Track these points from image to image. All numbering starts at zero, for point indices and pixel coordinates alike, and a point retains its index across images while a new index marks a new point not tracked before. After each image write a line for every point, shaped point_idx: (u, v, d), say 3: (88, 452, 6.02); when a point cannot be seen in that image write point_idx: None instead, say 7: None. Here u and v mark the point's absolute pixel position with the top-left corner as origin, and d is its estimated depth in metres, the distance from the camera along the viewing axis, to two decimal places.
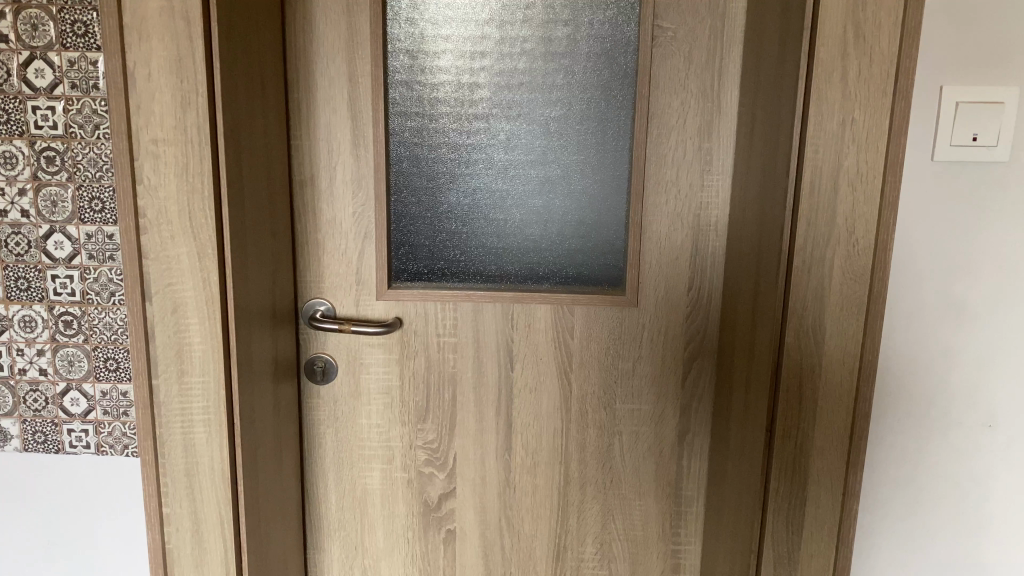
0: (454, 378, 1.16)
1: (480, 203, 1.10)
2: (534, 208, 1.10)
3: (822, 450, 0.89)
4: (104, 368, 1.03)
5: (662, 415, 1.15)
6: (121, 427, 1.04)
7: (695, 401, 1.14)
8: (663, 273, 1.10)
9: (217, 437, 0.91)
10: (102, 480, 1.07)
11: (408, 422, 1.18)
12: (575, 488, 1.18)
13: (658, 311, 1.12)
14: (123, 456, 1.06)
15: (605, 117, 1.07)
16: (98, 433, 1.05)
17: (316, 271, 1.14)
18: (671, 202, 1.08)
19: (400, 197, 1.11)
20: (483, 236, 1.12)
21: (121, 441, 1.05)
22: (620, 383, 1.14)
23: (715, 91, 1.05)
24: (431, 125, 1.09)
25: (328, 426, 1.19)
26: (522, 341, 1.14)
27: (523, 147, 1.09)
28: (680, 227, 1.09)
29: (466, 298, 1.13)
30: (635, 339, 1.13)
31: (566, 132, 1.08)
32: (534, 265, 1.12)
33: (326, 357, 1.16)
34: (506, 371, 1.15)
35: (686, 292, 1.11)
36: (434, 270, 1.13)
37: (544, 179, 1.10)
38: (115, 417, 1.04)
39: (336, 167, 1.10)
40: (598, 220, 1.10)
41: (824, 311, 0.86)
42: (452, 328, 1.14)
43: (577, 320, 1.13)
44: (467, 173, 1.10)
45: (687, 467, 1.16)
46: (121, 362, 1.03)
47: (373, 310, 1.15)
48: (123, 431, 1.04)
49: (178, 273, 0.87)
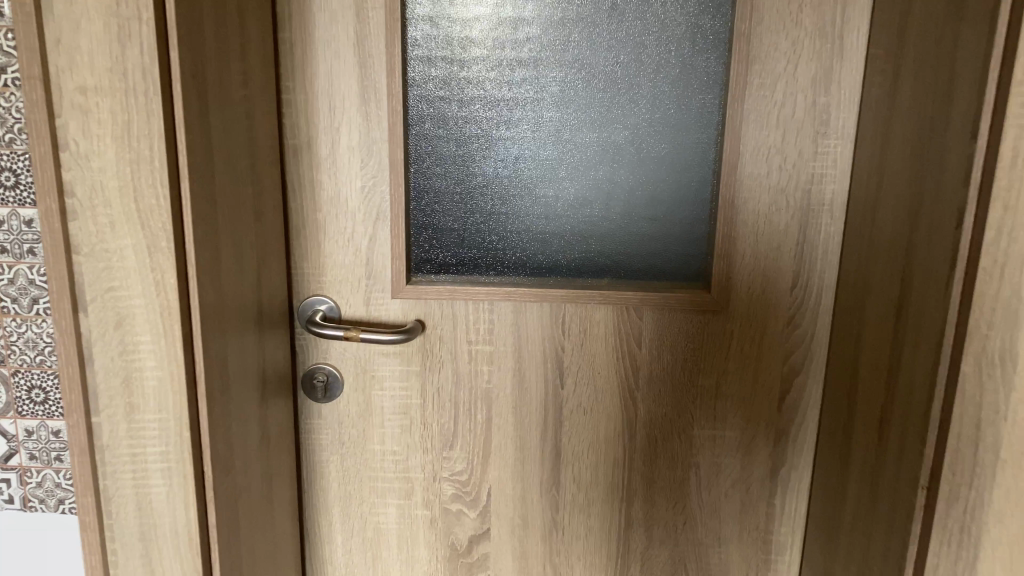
0: (489, 396, 0.92)
1: (523, 175, 0.87)
2: (593, 181, 0.87)
3: (1000, 518, 0.64)
4: (28, 402, 0.91)
5: (752, 444, 0.91)
6: (53, 476, 0.93)
7: (795, 429, 0.90)
8: (760, 267, 0.86)
9: (181, 490, 0.68)
10: (50, 551, 0.93)
11: (432, 449, 0.95)
12: (637, 531, 0.95)
13: (750, 314, 0.88)
14: (56, 511, 0.94)
15: (689, 64, 0.83)
16: (24, 484, 0.93)
17: (315, 262, 0.90)
18: (771, 177, 0.84)
19: (422, 167, 0.88)
20: (526, 219, 0.88)
21: (54, 494, 0.93)
22: (700, 405, 0.91)
23: (836, 30, 0.80)
24: (462, 73, 0.85)
25: (331, 454, 0.96)
26: (575, 350, 0.90)
27: (580, 103, 0.85)
28: (784, 208, 0.84)
29: (505, 297, 0.89)
30: (721, 349, 0.89)
31: (638, 83, 0.84)
32: (593, 254, 0.89)
33: (329, 369, 0.93)
34: (554, 389, 0.91)
35: (787, 292, 0.87)
36: (465, 261, 0.90)
37: (606, 144, 0.86)
38: (44, 464, 0.92)
39: (339, 129, 0.86)
40: (676, 198, 0.86)
41: (1018, 329, 0.60)
42: (487, 334, 0.90)
43: (646, 325, 0.89)
44: (508, 136, 0.86)
45: (781, 509, 0.93)
46: (48, 394, 0.90)
47: (386, 312, 0.91)
48: (56, 482, 0.93)
49: (122, 273, 0.63)
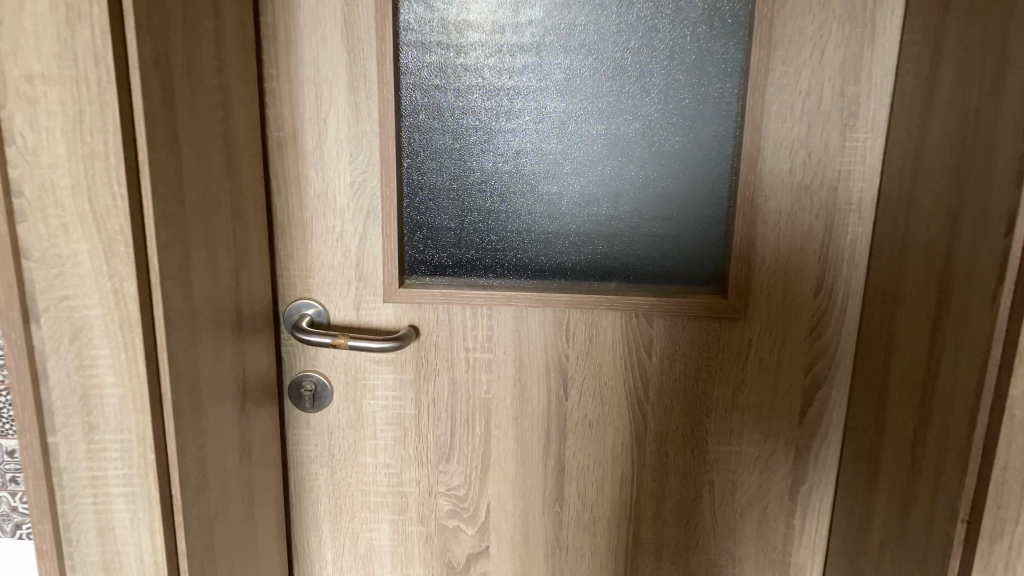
0: (488, 407, 0.86)
1: (525, 170, 0.81)
2: (600, 177, 0.80)
3: None
4: None
5: (770, 460, 0.85)
6: (9, 499, 0.91)
7: (817, 445, 0.84)
8: (781, 271, 0.80)
9: (146, 516, 0.63)
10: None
11: (427, 462, 0.89)
12: (646, 551, 0.89)
13: (770, 322, 0.81)
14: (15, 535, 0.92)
15: (706, 50, 0.76)
16: None
17: (301, 263, 0.84)
18: (794, 174, 0.77)
19: (416, 162, 0.81)
20: (528, 218, 0.82)
21: (11, 518, 0.91)
22: (714, 418, 0.84)
23: (867, 13, 0.73)
24: (459, 60, 0.79)
25: (320, 467, 0.90)
26: (580, 359, 0.84)
27: (586, 92, 0.78)
28: (808, 207, 0.78)
29: (506, 302, 0.82)
30: (738, 359, 0.82)
31: (650, 70, 0.77)
32: (600, 256, 0.82)
33: (317, 377, 0.87)
34: (558, 400, 0.85)
35: (810, 299, 0.80)
36: (462, 262, 0.84)
37: (614, 137, 0.79)
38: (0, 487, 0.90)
39: (327, 120, 0.80)
40: (690, 195, 0.80)
41: None
42: (485, 341, 0.84)
43: (657, 333, 0.82)
44: (509, 128, 0.80)
45: (801, 529, 0.87)
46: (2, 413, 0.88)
47: (378, 317, 0.85)
48: (13, 505, 0.90)
49: (76, 281, 0.57)
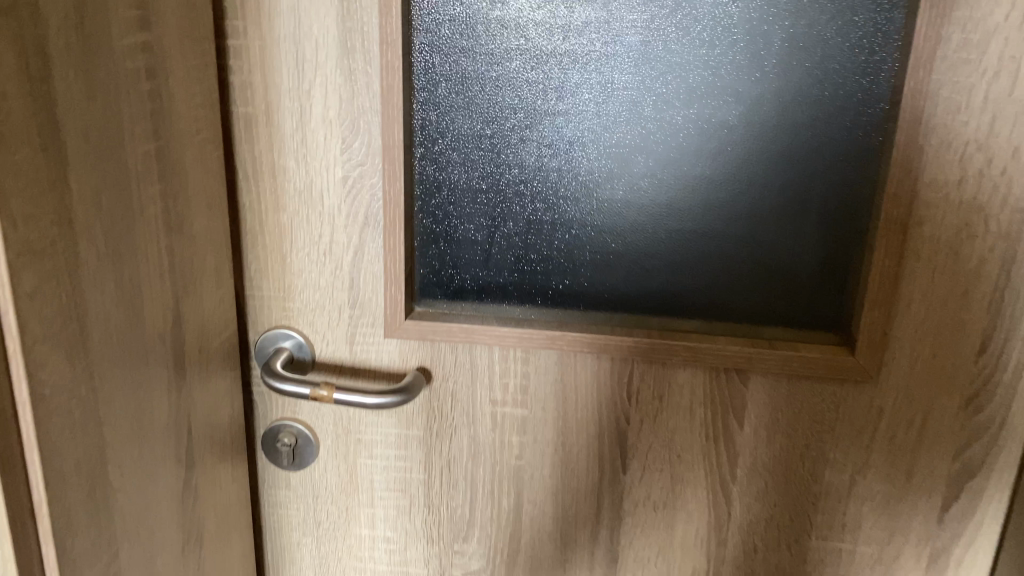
0: (520, 477, 0.66)
1: (580, 167, 0.59)
2: (684, 180, 0.58)
3: None
4: None
5: (894, 562, 0.63)
6: None
7: (961, 550, 0.62)
8: (933, 323, 0.57)
9: None
10: None
11: (439, 540, 0.68)
12: None
13: (910, 389, 0.59)
14: None
15: (846, 6, 0.53)
16: None
17: (278, 282, 0.63)
18: (965, 188, 0.54)
19: (432, 151, 0.60)
20: (581, 232, 0.60)
21: None
22: (822, 506, 0.63)
23: None
24: (494, 12, 0.56)
25: (303, 537, 0.70)
26: (644, 421, 0.63)
27: (670, 62, 0.56)
28: (980, 236, 0.55)
29: (547, 344, 0.61)
30: (861, 433, 0.60)
31: (764, 33, 0.54)
32: (677, 286, 0.61)
33: (297, 428, 0.66)
34: (612, 473, 0.64)
35: (970, 361, 0.57)
36: (492, 287, 0.62)
37: (708, 126, 0.57)
38: None
39: (310, 93, 0.58)
40: (809, 209, 0.57)
41: None
42: (519, 393, 0.63)
43: (752, 392, 0.61)
44: (560, 110, 0.58)
45: None
46: None
47: (378, 356, 0.64)
48: None
49: None
